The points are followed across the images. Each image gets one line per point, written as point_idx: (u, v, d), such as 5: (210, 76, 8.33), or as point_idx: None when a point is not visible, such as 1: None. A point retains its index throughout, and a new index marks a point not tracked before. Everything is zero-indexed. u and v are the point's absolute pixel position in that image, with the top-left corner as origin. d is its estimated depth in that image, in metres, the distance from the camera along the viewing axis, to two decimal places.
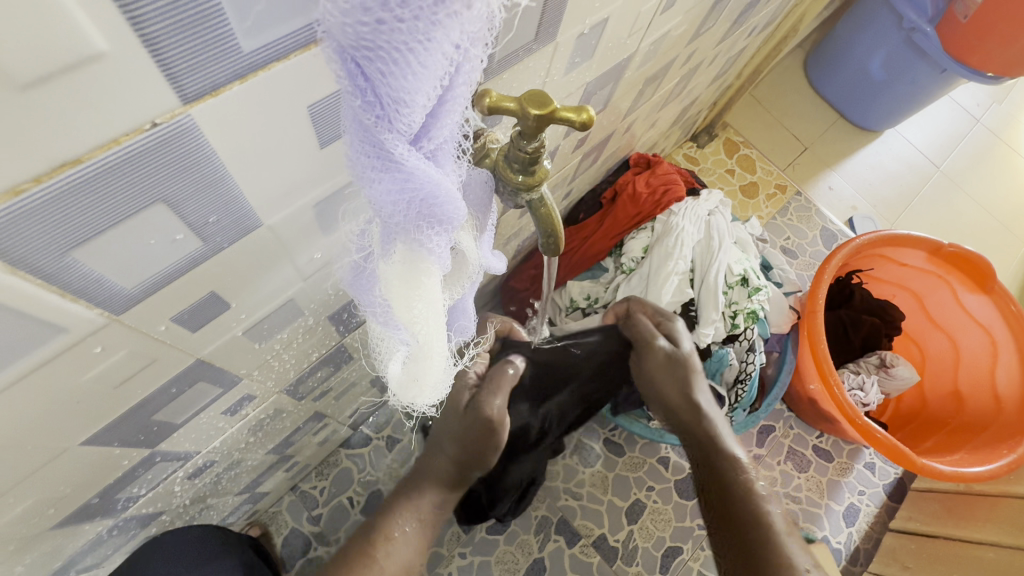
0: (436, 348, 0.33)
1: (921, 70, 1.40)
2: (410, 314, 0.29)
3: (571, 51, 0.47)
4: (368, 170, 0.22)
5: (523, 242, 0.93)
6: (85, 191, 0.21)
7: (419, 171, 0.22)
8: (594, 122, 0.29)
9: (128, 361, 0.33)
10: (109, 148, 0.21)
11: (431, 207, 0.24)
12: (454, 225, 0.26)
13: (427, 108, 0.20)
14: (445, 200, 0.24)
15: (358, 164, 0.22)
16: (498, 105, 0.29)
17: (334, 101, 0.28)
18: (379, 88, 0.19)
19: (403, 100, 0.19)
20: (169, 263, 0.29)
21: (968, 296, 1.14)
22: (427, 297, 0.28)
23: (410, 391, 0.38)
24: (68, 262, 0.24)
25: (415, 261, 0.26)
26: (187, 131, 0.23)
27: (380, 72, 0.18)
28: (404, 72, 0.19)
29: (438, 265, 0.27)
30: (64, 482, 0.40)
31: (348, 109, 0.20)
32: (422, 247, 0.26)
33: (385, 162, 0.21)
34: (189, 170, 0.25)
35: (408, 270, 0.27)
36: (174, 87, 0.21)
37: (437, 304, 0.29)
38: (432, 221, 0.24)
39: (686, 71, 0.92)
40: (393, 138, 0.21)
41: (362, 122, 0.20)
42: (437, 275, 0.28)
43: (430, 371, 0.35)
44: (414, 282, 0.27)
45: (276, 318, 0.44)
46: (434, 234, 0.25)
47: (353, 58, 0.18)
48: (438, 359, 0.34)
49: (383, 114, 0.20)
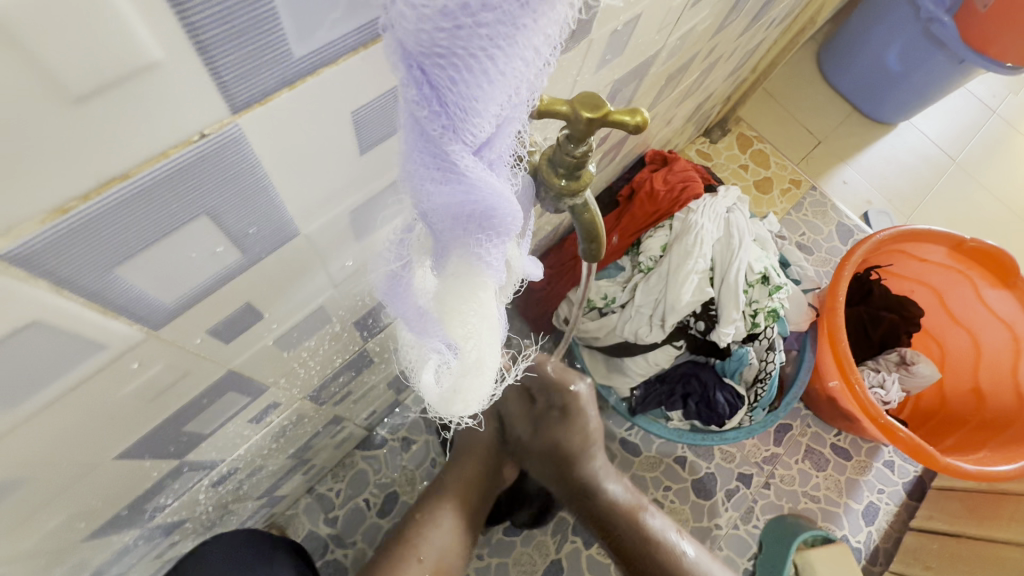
0: (486, 361, 0.32)
1: (939, 62, 1.38)
2: (464, 327, 0.28)
3: (603, 47, 0.46)
4: (428, 181, 0.21)
5: (541, 242, 0.92)
6: (133, 206, 0.20)
7: (482, 182, 0.21)
8: (648, 125, 0.28)
9: (163, 374, 0.32)
10: (157, 161, 0.20)
11: (490, 219, 0.23)
12: (511, 237, 0.25)
13: (494, 115, 0.19)
14: (506, 211, 0.23)
15: (418, 176, 0.21)
16: (549, 108, 0.27)
17: (379, 107, 0.27)
18: (447, 96, 0.18)
19: (471, 108, 0.18)
20: (208, 276, 0.28)
21: (990, 291, 1.12)
22: (481, 310, 0.27)
23: (453, 404, 0.37)
24: (111, 279, 0.23)
25: (471, 274, 0.25)
26: (235, 140, 0.22)
27: (451, 79, 0.17)
28: (474, 79, 0.18)
29: (493, 278, 0.26)
30: (95, 496, 0.39)
31: (409, 119, 0.19)
32: (479, 261, 0.25)
33: (448, 174, 0.20)
34: (233, 181, 0.23)
35: (463, 284, 0.26)
36: (224, 94, 0.20)
37: (488, 317, 0.28)
38: (490, 233, 0.23)
39: (706, 66, 0.90)
40: (459, 148, 0.19)
41: (428, 134, 0.19)
42: (493, 288, 0.27)
43: (477, 385, 0.34)
44: (469, 297, 0.26)
45: (304, 326, 0.43)
46: (491, 247, 0.24)
47: (420, 64, 0.17)
48: (489, 374, 0.34)
49: (449, 124, 0.19)
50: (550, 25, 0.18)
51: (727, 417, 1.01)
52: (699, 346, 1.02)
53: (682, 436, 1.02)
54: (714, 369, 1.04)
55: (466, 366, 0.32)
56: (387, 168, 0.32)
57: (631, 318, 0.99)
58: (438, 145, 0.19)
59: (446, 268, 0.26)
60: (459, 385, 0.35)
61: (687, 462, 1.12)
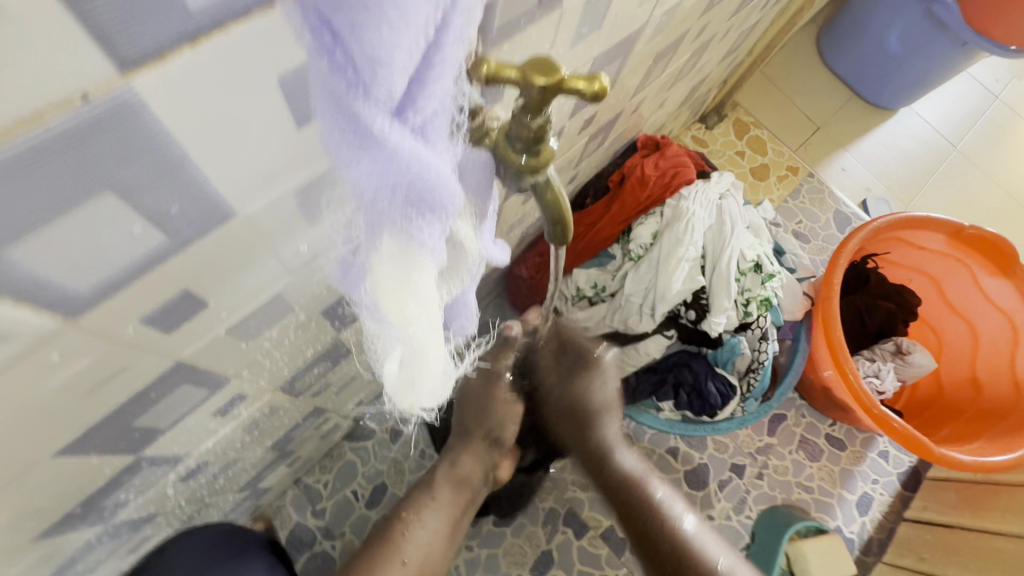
0: (431, 350, 0.30)
1: (941, 44, 1.34)
2: (401, 316, 0.26)
3: (578, 18, 0.43)
4: (345, 149, 0.18)
5: (527, 230, 0.90)
6: (11, 177, 0.18)
7: (405, 150, 0.19)
8: (607, 93, 0.25)
9: (95, 367, 0.30)
10: (33, 125, 0.17)
11: (421, 193, 0.20)
12: (449, 214, 0.22)
13: (412, 71, 0.17)
14: (437, 184, 0.20)
15: (333, 143, 0.18)
16: (497, 75, 0.25)
17: (310, 73, 0.25)
18: (349, 45, 0.15)
19: (380, 61, 0.16)
20: (128, 260, 0.25)
21: (989, 280, 1.10)
22: (420, 298, 0.25)
23: (405, 396, 0.35)
24: (3, 262, 0.21)
25: (407, 256, 0.23)
26: (130, 106, 0.19)
27: (351, 25, 0.15)
28: (379, 25, 0.15)
29: (433, 260, 0.24)
30: (40, 493, 0.37)
31: (314, 75, 0.17)
32: (413, 241, 0.22)
33: (365, 141, 0.18)
34: (139, 152, 0.21)
35: (398, 268, 0.23)
36: (107, 51, 0.17)
37: (430, 304, 0.26)
38: (423, 210, 0.21)
39: (697, 46, 0.87)
40: (372, 110, 0.17)
41: (334, 91, 0.17)
42: (433, 271, 0.25)
43: (427, 374, 0.33)
44: (406, 281, 0.24)
45: (263, 315, 0.41)
46: (425, 224, 0.22)
47: (315, 7, 0.14)
48: (434, 363, 0.32)
49: (358, 81, 0.16)
50: None
51: (719, 408, 1.00)
52: (690, 335, 1.01)
53: (674, 427, 1.01)
54: (705, 359, 1.02)
55: (409, 356, 0.30)
56: None
57: (621, 308, 0.98)
58: (348, 106, 0.17)
59: (380, 249, 0.23)
60: (408, 375, 0.33)
61: (679, 452, 1.11)
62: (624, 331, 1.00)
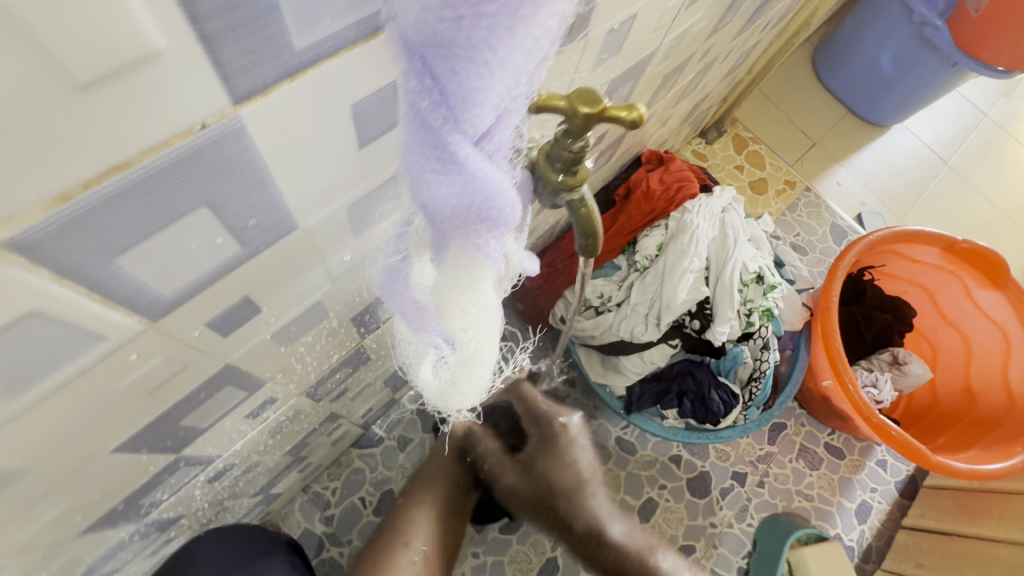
0: (485, 350, 0.33)
1: (931, 64, 1.39)
2: (462, 318, 0.29)
3: (600, 46, 0.46)
4: (428, 172, 0.21)
5: (537, 240, 0.92)
6: (138, 195, 0.21)
7: (482, 173, 0.21)
8: (645, 121, 0.28)
9: (161, 367, 0.32)
10: (160, 150, 0.20)
11: (490, 211, 0.23)
12: (509, 228, 0.25)
13: (496, 108, 0.20)
14: (504, 203, 0.23)
15: (417, 166, 0.21)
16: (546, 104, 0.28)
17: (378, 100, 0.27)
18: (448, 87, 0.18)
19: (472, 99, 0.19)
20: (207, 268, 0.28)
21: (980, 292, 1.14)
22: (478, 301, 0.28)
23: (451, 397, 0.38)
24: (111, 270, 0.23)
25: (471, 265, 0.26)
26: (235, 132, 0.22)
27: (453, 70, 0.18)
28: (475, 70, 0.18)
29: (492, 269, 0.27)
30: (92, 489, 0.39)
31: (409, 109, 0.19)
32: (478, 251, 0.25)
33: (448, 165, 0.21)
34: (234, 172, 0.24)
35: (462, 274, 0.27)
36: (226, 87, 0.20)
37: (486, 306, 0.29)
38: (489, 225, 0.24)
39: (702, 66, 0.91)
40: (459, 139, 0.20)
41: (428, 123, 0.19)
42: (491, 279, 0.28)
43: (474, 376, 0.35)
44: (468, 286, 0.27)
45: (302, 321, 0.43)
46: (490, 238, 0.25)
47: (423, 56, 0.17)
48: (486, 364, 0.35)
49: (450, 115, 0.19)
50: (548, 19, 0.19)
51: (722, 416, 1.02)
52: (695, 346, 1.03)
53: (678, 435, 1.02)
54: (709, 368, 1.05)
55: (465, 356, 0.33)
56: (386, 162, 0.33)
57: (627, 317, 1.00)
58: (439, 136, 0.20)
59: (446, 259, 0.26)
60: (457, 377, 0.35)
61: (682, 460, 1.13)
62: (630, 341, 1.01)
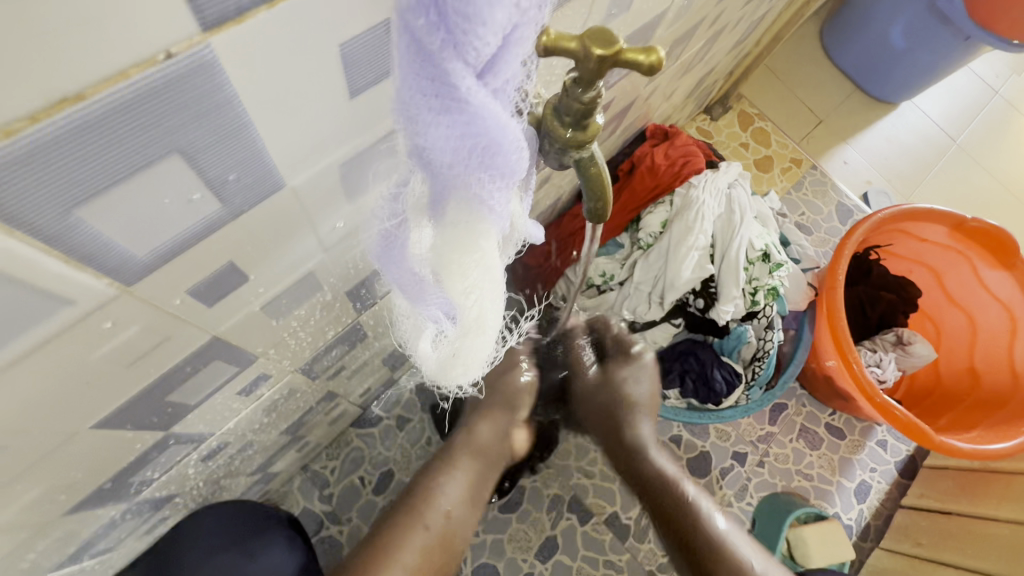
0: (488, 321, 0.31)
1: (944, 38, 1.35)
2: (464, 283, 0.27)
3: (609, 0, 0.43)
4: (425, 110, 0.19)
5: (539, 216, 0.90)
6: (93, 135, 0.18)
7: (485, 111, 0.19)
8: (662, 66, 0.26)
9: (141, 338, 0.30)
10: (117, 82, 0.17)
11: (495, 158, 0.21)
12: (515, 181, 0.23)
13: (501, 31, 0.17)
14: (510, 148, 0.21)
15: (413, 103, 0.19)
16: (556, 45, 0.25)
17: (369, 41, 0.25)
18: (447, 1, 0.16)
19: (474, 17, 0.16)
20: (184, 228, 0.26)
21: (988, 271, 1.11)
22: (481, 265, 0.26)
23: (451, 370, 0.36)
24: (73, 223, 0.21)
25: (473, 222, 0.24)
26: (206, 65, 0.19)
27: None
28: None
29: (496, 228, 0.25)
30: (75, 467, 0.38)
31: (402, 31, 0.17)
32: (481, 206, 0.23)
33: (448, 100, 0.18)
34: (208, 114, 0.21)
35: (464, 233, 0.24)
36: (192, 7, 0.17)
37: (491, 271, 0.27)
38: (494, 173, 0.21)
39: (711, 34, 0.87)
40: (460, 69, 0.18)
41: (424, 48, 0.17)
42: (495, 238, 0.26)
43: (476, 349, 0.34)
44: (470, 247, 0.25)
45: (294, 293, 0.41)
46: (494, 191, 0.22)
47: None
48: (490, 335, 0.33)
49: (449, 37, 0.17)
50: None
51: (724, 396, 1.01)
52: (697, 324, 1.01)
53: (679, 414, 1.03)
54: (712, 348, 1.04)
55: (466, 327, 0.31)
56: (381, 117, 0.30)
57: (630, 296, 0.98)
58: (437, 64, 0.17)
59: (445, 216, 0.24)
60: (458, 349, 0.33)
61: (683, 440, 1.12)
62: (632, 320, 1.00)
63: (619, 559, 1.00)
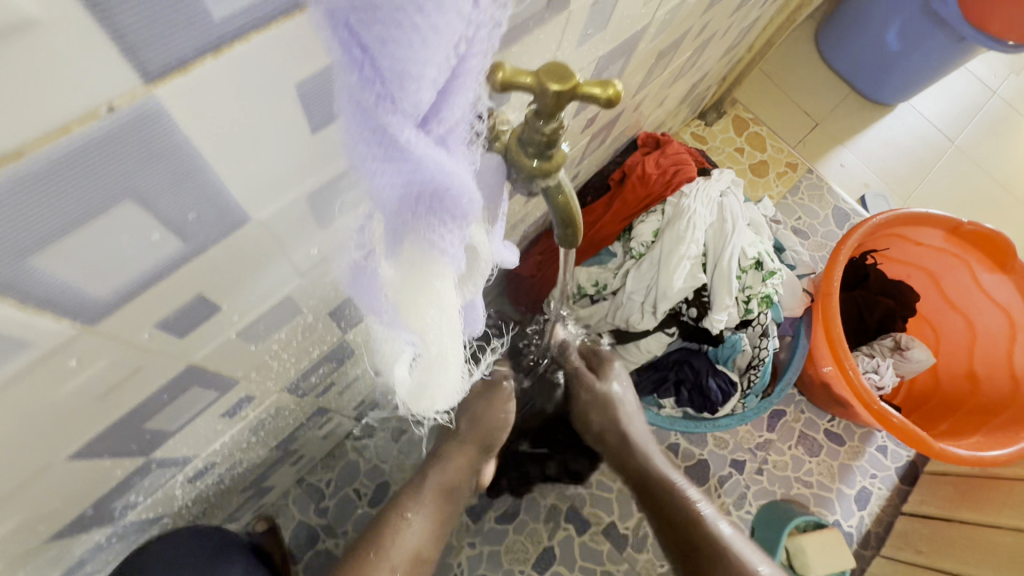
0: (451, 355, 0.31)
1: (939, 40, 1.34)
2: (421, 320, 0.28)
3: (584, 20, 0.43)
4: (371, 161, 0.19)
5: (530, 227, 0.89)
6: (37, 187, 0.18)
7: (430, 159, 0.20)
8: (621, 98, 0.26)
9: (110, 371, 0.30)
10: (59, 137, 0.17)
11: (444, 201, 0.22)
12: (466, 219, 0.24)
13: (438, 85, 0.19)
14: (458, 190, 0.22)
15: (358, 155, 0.19)
16: (513, 80, 0.25)
17: (327, 80, 0.25)
18: (381, 61, 0.16)
19: (410, 74, 0.17)
20: (146, 267, 0.26)
21: (986, 275, 1.11)
22: (437, 302, 0.27)
23: (422, 399, 0.36)
24: (23, 271, 0.21)
25: (426, 261, 0.25)
26: (152, 114, 0.19)
27: (383, 40, 0.16)
28: (413, 39, 0.16)
29: (451, 266, 0.26)
30: (52, 497, 0.38)
31: (341, 88, 0.17)
32: (435, 248, 0.24)
33: (391, 151, 0.19)
34: (160, 159, 0.21)
35: (418, 271, 0.25)
36: (133, 64, 0.18)
37: (449, 307, 0.28)
38: (444, 216, 0.23)
39: (699, 43, 0.87)
40: (402, 123, 0.18)
41: (361, 104, 0.18)
42: (451, 276, 0.27)
43: (443, 380, 0.34)
44: (426, 284, 0.26)
45: (272, 318, 0.41)
46: (446, 231, 0.24)
47: (347, 22, 0.15)
48: (454, 367, 0.33)
49: (387, 94, 0.17)
50: None
51: (720, 404, 1.01)
52: (691, 333, 1.00)
53: (675, 423, 1.02)
54: (707, 356, 1.03)
55: (430, 361, 0.31)
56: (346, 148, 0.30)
57: (623, 306, 0.98)
58: (377, 119, 0.18)
59: (401, 256, 0.25)
60: (426, 380, 0.34)
61: (680, 448, 1.12)
62: (626, 329, 0.99)
63: (617, 569, 0.99)
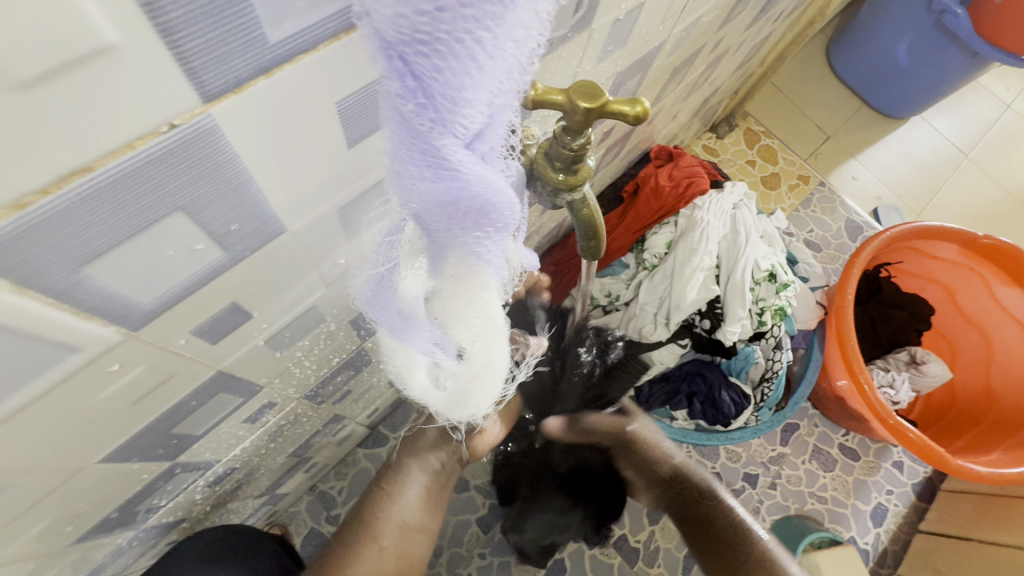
0: (495, 361, 0.33)
1: (951, 55, 1.34)
2: (469, 326, 0.30)
3: (605, 38, 0.44)
4: (418, 180, 0.21)
5: (544, 237, 0.90)
6: (100, 201, 0.19)
7: (475, 176, 0.22)
8: (649, 116, 0.27)
9: (146, 377, 0.31)
10: (122, 153, 0.19)
11: (490, 216, 0.24)
12: (508, 231, 0.26)
13: (482, 108, 0.21)
14: (502, 206, 0.24)
15: (408, 175, 0.21)
16: (544, 98, 0.26)
17: (365, 98, 0.26)
18: (433, 86, 0.19)
19: (458, 97, 0.20)
20: (188, 276, 0.27)
21: (1003, 290, 1.09)
22: (482, 310, 0.29)
23: (464, 406, 0.38)
24: (79, 280, 0.22)
25: (472, 275, 0.26)
26: (208, 132, 0.20)
27: (435, 67, 0.18)
28: (461, 67, 0.19)
29: (494, 277, 0.28)
30: (81, 500, 0.39)
31: (396, 116, 0.20)
32: (480, 260, 0.26)
33: (440, 171, 0.21)
34: (210, 174, 0.22)
35: (465, 285, 0.27)
36: (195, 85, 0.19)
37: (494, 316, 0.30)
38: (488, 227, 0.24)
39: (713, 58, 0.88)
40: (448, 141, 0.21)
41: (415, 127, 0.20)
42: (495, 285, 0.28)
43: (483, 386, 0.36)
44: (472, 294, 0.28)
45: (297, 326, 0.42)
46: (489, 241, 0.25)
47: (402, 53, 0.18)
48: (496, 374, 0.35)
49: (437, 116, 0.20)
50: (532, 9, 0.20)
51: (733, 417, 1.00)
52: (704, 345, 0.99)
53: (687, 436, 1.01)
54: (719, 368, 1.02)
55: (475, 367, 0.34)
56: (376, 162, 0.31)
57: (636, 316, 0.98)
58: (428, 140, 0.20)
59: (446, 273, 0.27)
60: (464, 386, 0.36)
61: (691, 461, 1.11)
62: (638, 340, 0.99)
63: None
